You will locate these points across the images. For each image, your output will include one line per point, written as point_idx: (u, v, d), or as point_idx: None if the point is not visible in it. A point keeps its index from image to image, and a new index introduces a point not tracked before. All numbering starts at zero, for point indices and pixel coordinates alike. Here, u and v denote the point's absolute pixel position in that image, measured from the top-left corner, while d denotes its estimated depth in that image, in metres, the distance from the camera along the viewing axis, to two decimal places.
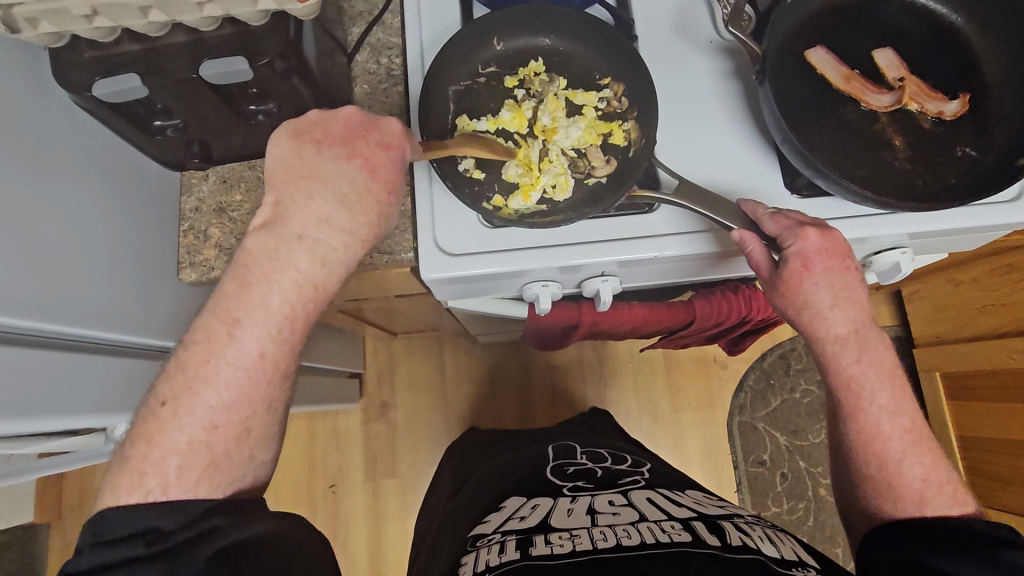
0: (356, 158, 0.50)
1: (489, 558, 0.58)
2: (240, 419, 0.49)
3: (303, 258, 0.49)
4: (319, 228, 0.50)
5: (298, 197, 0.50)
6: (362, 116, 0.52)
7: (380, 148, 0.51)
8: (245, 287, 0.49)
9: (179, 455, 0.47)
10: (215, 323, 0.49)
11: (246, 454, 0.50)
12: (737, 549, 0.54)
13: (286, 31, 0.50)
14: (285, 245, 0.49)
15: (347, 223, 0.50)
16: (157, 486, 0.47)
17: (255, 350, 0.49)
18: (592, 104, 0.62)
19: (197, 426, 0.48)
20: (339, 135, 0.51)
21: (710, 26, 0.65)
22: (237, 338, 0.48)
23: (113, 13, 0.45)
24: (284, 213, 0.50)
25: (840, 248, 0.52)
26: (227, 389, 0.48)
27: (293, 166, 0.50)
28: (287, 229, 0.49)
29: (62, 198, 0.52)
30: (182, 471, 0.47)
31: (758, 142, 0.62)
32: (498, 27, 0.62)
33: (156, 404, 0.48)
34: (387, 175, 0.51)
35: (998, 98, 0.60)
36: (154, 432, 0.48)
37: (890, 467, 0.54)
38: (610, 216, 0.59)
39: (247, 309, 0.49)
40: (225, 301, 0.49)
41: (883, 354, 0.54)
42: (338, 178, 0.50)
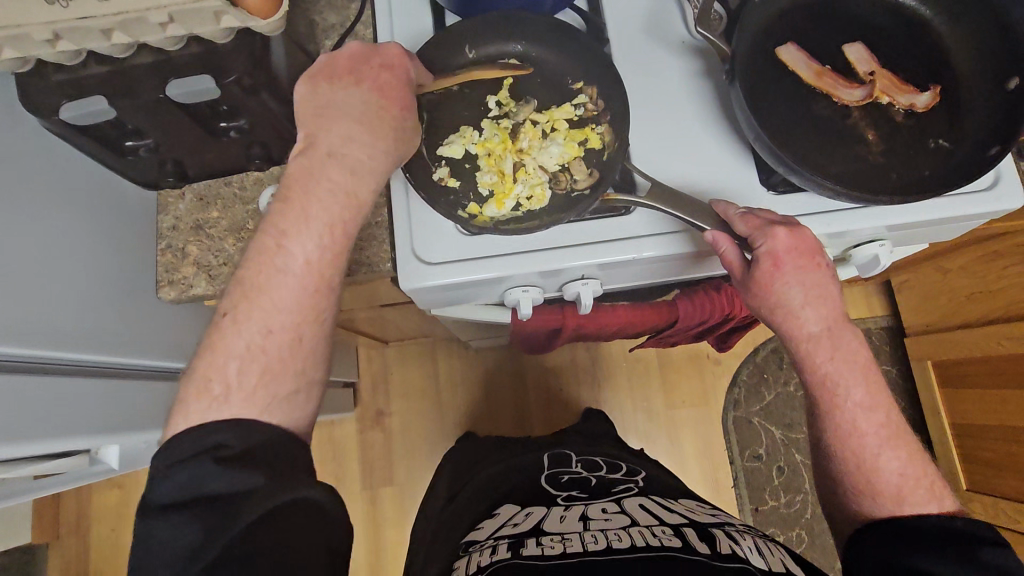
0: (364, 83, 0.52)
1: (480, 559, 0.59)
2: (293, 325, 0.49)
3: (335, 172, 0.50)
4: (346, 144, 0.50)
5: (323, 124, 0.51)
6: (362, 46, 0.53)
7: (384, 68, 0.53)
8: (286, 202, 0.50)
9: (239, 360, 0.48)
10: (264, 238, 0.50)
11: (300, 365, 0.49)
12: (726, 557, 0.54)
13: (253, 48, 0.51)
14: (318, 163, 0.50)
15: (369, 137, 0.50)
16: (221, 391, 0.47)
17: (302, 256, 0.49)
18: (568, 117, 0.62)
19: (255, 332, 0.48)
20: (344, 66, 0.52)
21: (682, 27, 0.65)
22: (287, 249, 0.49)
23: (75, 36, 0.45)
24: (313, 139, 0.51)
25: (809, 246, 0.52)
26: (283, 295, 0.49)
27: (312, 99, 0.52)
28: (317, 149, 0.50)
29: (33, 226, 0.52)
30: (243, 373, 0.47)
31: (733, 142, 0.62)
32: (470, 36, 0.62)
33: (218, 316, 0.49)
34: (397, 94, 0.52)
35: (968, 90, 0.61)
36: (216, 342, 0.48)
37: (868, 463, 0.54)
38: (586, 220, 0.60)
39: (290, 219, 0.49)
40: (275, 217, 0.50)
41: (857, 351, 0.54)
42: (354, 103, 0.51)
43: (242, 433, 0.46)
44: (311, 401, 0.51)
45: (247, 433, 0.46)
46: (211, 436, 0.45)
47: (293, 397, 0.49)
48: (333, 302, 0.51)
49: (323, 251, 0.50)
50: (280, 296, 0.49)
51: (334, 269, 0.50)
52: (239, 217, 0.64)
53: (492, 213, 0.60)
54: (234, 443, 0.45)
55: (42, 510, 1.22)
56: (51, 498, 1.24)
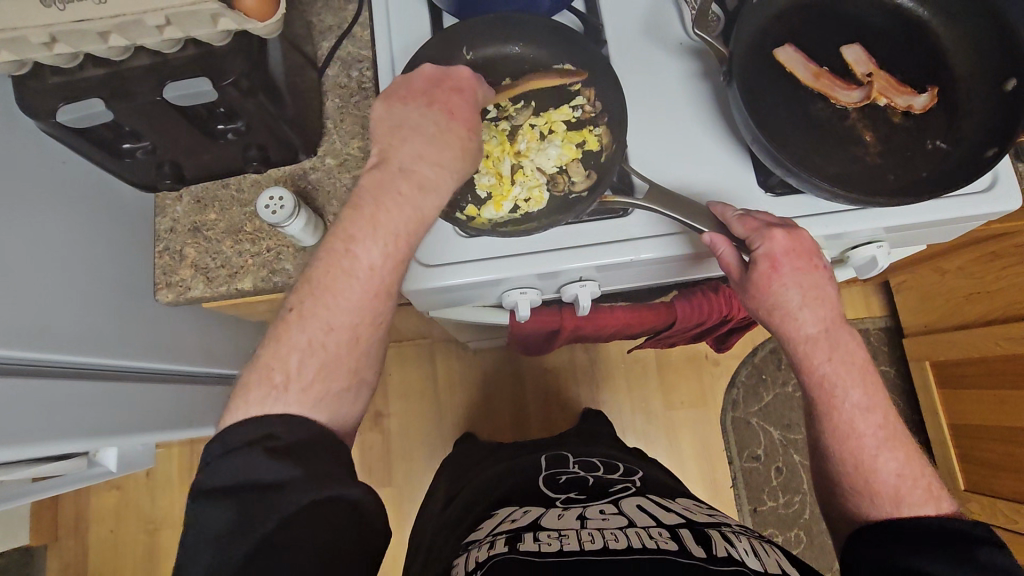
0: (436, 104, 0.52)
1: (479, 555, 0.59)
2: (353, 328, 0.50)
3: (403, 186, 0.50)
4: (415, 161, 0.51)
5: (394, 142, 0.52)
6: (434, 69, 0.54)
7: (454, 91, 0.53)
8: (355, 208, 0.50)
9: (303, 356, 0.48)
10: (333, 240, 0.50)
11: (354, 366, 0.50)
12: (721, 561, 0.54)
13: (250, 50, 0.51)
14: (389, 176, 0.50)
15: (437, 155, 0.51)
16: (283, 382, 0.47)
17: (368, 263, 0.49)
18: (566, 118, 0.62)
19: (320, 330, 0.49)
20: (418, 87, 0.53)
21: (680, 28, 0.65)
22: (355, 254, 0.49)
23: (72, 39, 0.45)
24: (386, 153, 0.52)
25: (806, 247, 0.52)
26: (346, 297, 0.49)
27: (386, 118, 0.52)
28: (389, 164, 0.51)
29: (29, 228, 0.51)
30: (305, 368, 0.48)
31: (730, 144, 0.62)
32: (468, 38, 0.62)
33: (284, 310, 0.50)
34: (466, 115, 0.53)
35: (965, 91, 0.61)
36: (282, 334, 0.49)
37: (865, 465, 0.54)
38: (584, 222, 0.60)
39: (360, 225, 0.49)
40: (344, 222, 0.50)
41: (854, 352, 0.54)
42: (424, 123, 0.51)
43: (294, 427, 0.46)
44: (354, 401, 0.51)
45: (296, 426, 0.46)
46: (263, 427, 0.45)
47: (343, 396, 0.50)
48: (389, 309, 0.51)
49: (387, 258, 0.50)
50: (346, 297, 0.49)
51: (396, 276, 0.51)
52: (236, 219, 0.64)
53: (490, 215, 0.60)
54: (284, 435, 0.45)
55: (41, 512, 1.22)
56: (49, 500, 1.23)
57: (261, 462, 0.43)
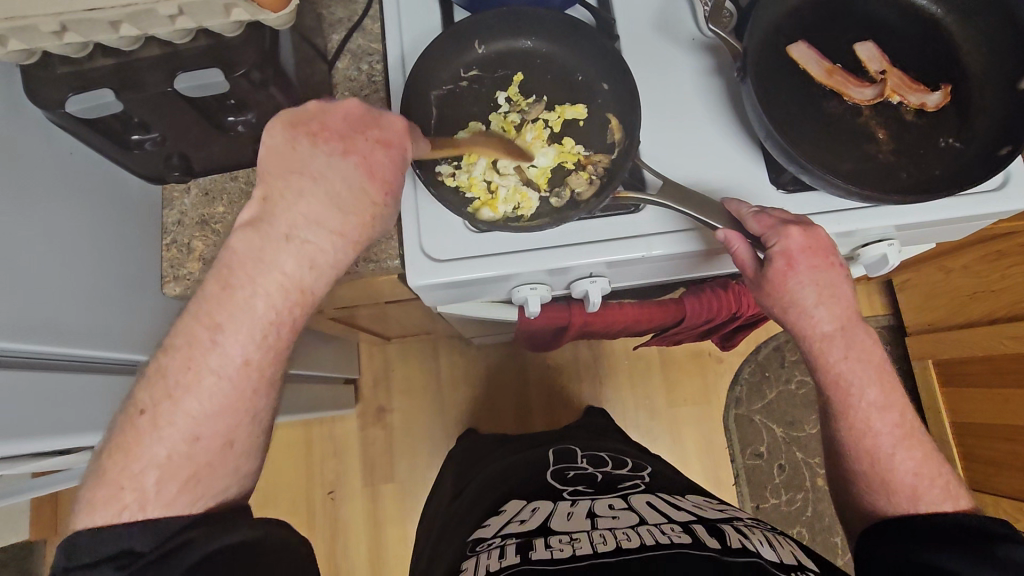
0: (352, 155, 0.47)
1: (489, 562, 0.58)
2: (221, 430, 0.46)
3: (291, 262, 0.46)
4: (309, 228, 0.46)
5: (287, 194, 0.46)
6: (363, 110, 0.48)
7: (379, 145, 0.47)
8: (227, 289, 0.46)
9: (157, 469, 0.45)
10: (196, 327, 0.46)
11: (229, 466, 0.47)
12: (736, 553, 0.54)
13: (262, 42, 0.50)
14: (271, 247, 0.46)
15: (338, 222, 0.46)
16: (135, 501, 0.45)
17: (240, 356, 0.46)
18: (581, 117, 0.62)
19: (177, 438, 0.45)
20: (335, 129, 0.47)
21: (692, 23, 0.65)
22: (222, 346, 0.46)
23: (83, 29, 0.44)
24: (273, 209, 0.46)
25: (823, 244, 0.52)
26: (210, 397, 0.46)
27: (285, 159, 0.46)
28: (273, 228, 0.46)
29: (40, 221, 0.51)
30: (161, 483, 0.45)
31: (743, 139, 0.62)
32: (480, 31, 0.62)
33: (136, 412, 0.46)
34: (385, 176, 0.48)
35: (978, 89, 0.60)
36: (133, 444, 0.45)
37: (882, 463, 0.54)
38: (597, 218, 0.59)
39: (230, 313, 0.46)
40: (212, 305, 0.46)
41: (870, 350, 0.54)
42: (332, 176, 0.46)
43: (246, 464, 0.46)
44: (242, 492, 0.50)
45: None
46: None
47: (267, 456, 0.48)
48: (271, 399, 0.49)
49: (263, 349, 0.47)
50: (207, 396, 0.46)
51: (274, 367, 0.48)
52: None
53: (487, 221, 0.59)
54: None
55: (41, 507, 1.22)
56: (50, 494, 1.23)
57: None
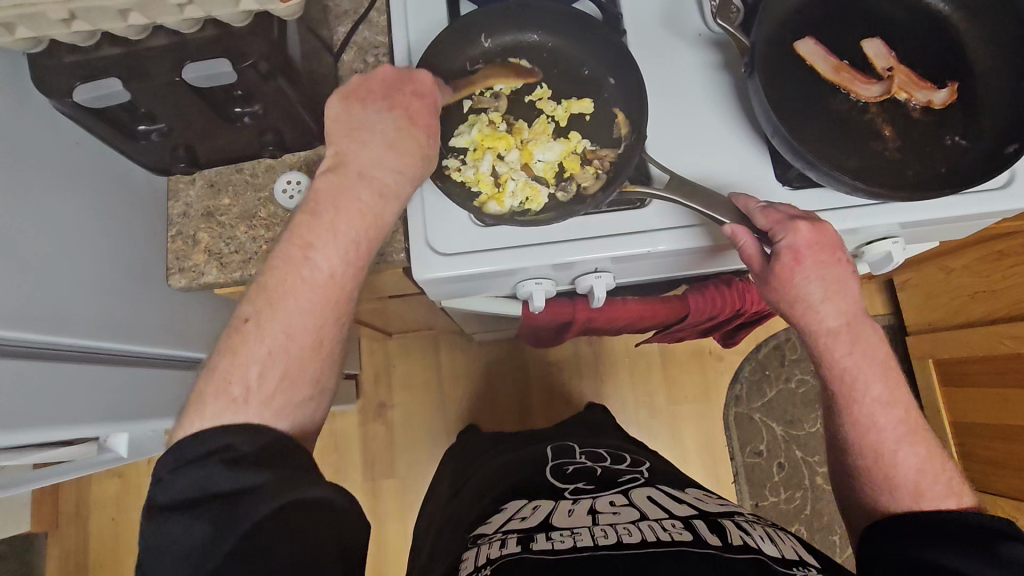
0: (397, 108, 0.51)
1: (490, 553, 0.58)
2: (315, 333, 0.50)
3: (363, 195, 0.50)
4: (374, 169, 0.50)
5: (353, 144, 0.51)
6: (397, 71, 0.53)
7: (416, 95, 0.52)
8: (313, 216, 0.50)
9: (261, 364, 0.48)
10: (289, 247, 0.50)
11: (316, 374, 0.51)
12: (738, 549, 0.54)
13: (270, 32, 0.50)
14: (328, 199, 0.50)
15: (396, 162, 0.51)
16: (242, 392, 0.47)
17: (326, 270, 0.49)
18: (588, 111, 0.62)
19: (277, 337, 0.49)
20: (378, 89, 0.52)
21: (699, 19, 0.65)
22: (314, 261, 0.49)
23: (91, 17, 0.44)
24: (344, 159, 0.51)
25: (830, 240, 0.52)
26: (303, 304, 0.49)
27: (345, 120, 0.51)
28: (348, 169, 0.50)
29: (46, 212, 0.51)
30: (264, 376, 0.48)
31: (749, 134, 0.62)
32: (486, 24, 0.62)
33: (239, 320, 0.49)
34: (428, 120, 0.52)
35: (985, 86, 0.61)
36: (237, 345, 0.49)
37: (885, 458, 0.55)
38: (603, 213, 0.59)
39: (318, 231, 0.49)
40: (302, 228, 0.50)
41: (876, 346, 0.54)
42: (385, 127, 0.51)
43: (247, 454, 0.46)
44: None
45: None
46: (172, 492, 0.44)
47: None
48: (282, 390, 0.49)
49: (345, 266, 0.50)
50: (301, 304, 0.49)
51: (354, 283, 0.51)
52: (250, 205, 0.64)
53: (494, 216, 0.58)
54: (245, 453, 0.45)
55: (41, 499, 1.22)
56: (50, 487, 1.23)
57: (222, 473, 0.44)
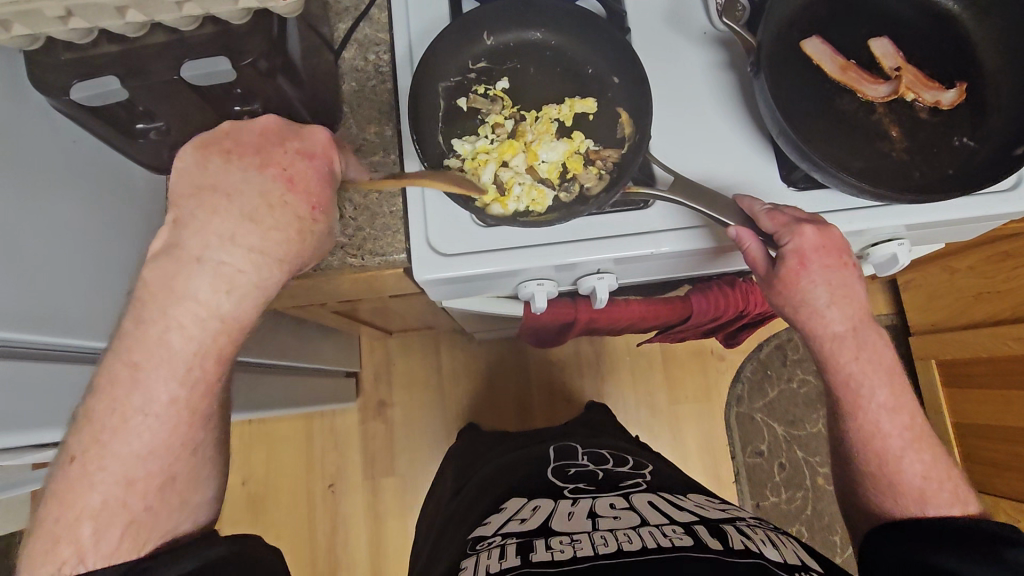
0: (270, 168, 0.45)
1: (489, 563, 0.57)
2: (160, 470, 0.45)
3: (203, 285, 0.43)
4: (223, 247, 0.43)
5: (199, 213, 0.43)
6: (279, 124, 0.47)
7: (301, 156, 0.46)
8: (143, 325, 0.43)
9: (94, 518, 0.43)
10: (119, 367, 0.43)
11: (176, 500, 0.47)
12: (739, 554, 0.54)
13: (269, 30, 0.49)
14: (183, 272, 0.43)
15: (258, 240, 0.44)
16: (72, 554, 0.43)
17: (166, 395, 0.44)
18: (592, 110, 0.61)
19: (111, 484, 0.44)
20: (250, 144, 0.45)
21: (704, 17, 0.64)
22: (146, 385, 0.43)
23: (89, 14, 0.43)
24: (183, 232, 0.43)
25: (837, 243, 0.52)
26: (140, 441, 0.44)
27: (195, 180, 0.44)
28: (183, 251, 0.43)
29: (44, 212, 0.50)
30: (99, 533, 0.43)
31: (753, 135, 0.61)
32: (489, 22, 0.61)
33: (66, 459, 0.44)
34: (309, 185, 0.46)
35: (994, 87, 0.60)
36: (66, 494, 0.43)
37: (890, 465, 0.54)
38: (605, 214, 0.58)
39: (150, 351, 0.43)
40: (132, 342, 0.43)
41: (882, 350, 0.54)
42: (251, 191, 0.44)
43: None
44: None
45: None
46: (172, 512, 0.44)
47: None
48: None
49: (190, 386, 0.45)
50: (140, 438, 0.44)
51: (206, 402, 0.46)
52: None
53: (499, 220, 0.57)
54: None
55: None
56: None
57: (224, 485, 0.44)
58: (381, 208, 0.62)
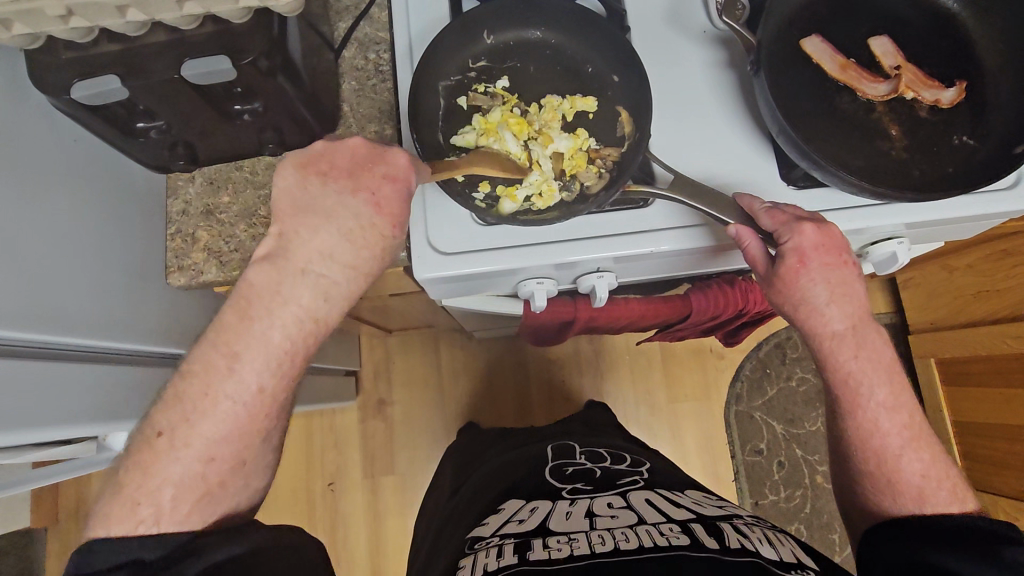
0: (361, 192, 0.46)
1: (487, 562, 0.57)
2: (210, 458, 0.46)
3: (306, 294, 0.46)
4: (323, 263, 0.46)
5: (302, 230, 0.46)
6: (368, 145, 0.47)
7: (386, 180, 0.47)
8: (243, 319, 0.45)
9: (170, 492, 0.45)
10: (213, 354, 0.45)
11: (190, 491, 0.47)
12: (737, 552, 0.54)
13: (270, 29, 0.49)
14: (280, 280, 0.46)
15: (351, 257, 0.46)
16: (122, 536, 0.44)
17: (254, 384, 0.46)
18: (592, 109, 0.61)
19: (191, 461, 0.45)
20: (345, 168, 0.47)
21: (703, 16, 0.64)
22: (239, 374, 0.45)
23: (89, 12, 0.43)
24: (288, 245, 0.46)
25: (836, 242, 0.52)
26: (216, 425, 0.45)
27: (299, 200, 0.47)
28: (289, 262, 0.46)
29: (43, 211, 0.50)
30: (175, 505, 0.45)
31: (752, 133, 0.61)
32: (489, 21, 0.61)
33: (143, 437, 0.45)
34: (393, 208, 0.47)
35: (993, 85, 0.60)
36: (136, 471, 0.45)
37: (889, 464, 0.55)
38: (604, 213, 0.59)
39: (246, 341, 0.45)
40: (230, 333, 0.45)
41: (881, 349, 0.54)
42: (343, 213, 0.46)
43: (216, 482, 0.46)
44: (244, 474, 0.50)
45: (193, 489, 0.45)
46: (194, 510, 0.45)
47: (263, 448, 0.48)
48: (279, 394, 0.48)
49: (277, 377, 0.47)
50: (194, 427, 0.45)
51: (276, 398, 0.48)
52: (250, 203, 0.64)
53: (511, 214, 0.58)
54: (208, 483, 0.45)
55: (41, 496, 1.22)
56: (50, 485, 1.23)
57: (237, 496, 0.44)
58: None
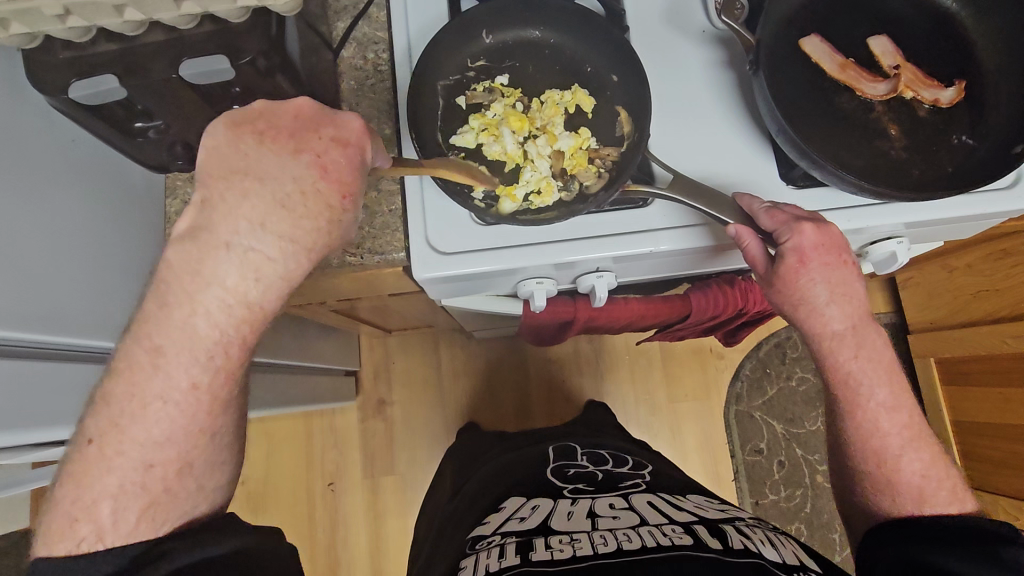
0: (304, 154, 0.43)
1: (489, 562, 0.57)
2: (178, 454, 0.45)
3: (232, 272, 0.42)
4: (255, 234, 0.42)
5: (230, 195, 0.42)
6: (315, 108, 0.45)
7: (334, 143, 0.44)
8: (165, 310, 0.43)
9: (110, 500, 0.44)
10: (138, 351, 0.44)
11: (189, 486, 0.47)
12: (739, 553, 0.54)
13: (268, 28, 0.49)
14: (210, 254, 0.42)
15: (288, 228, 0.43)
16: (87, 535, 0.43)
17: (186, 381, 0.44)
18: (591, 109, 0.61)
19: (129, 468, 0.44)
20: (286, 128, 0.44)
21: (703, 15, 0.64)
22: (166, 371, 0.43)
23: (87, 12, 0.43)
24: (214, 215, 0.42)
25: (836, 241, 0.52)
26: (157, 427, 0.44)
27: (229, 160, 0.43)
28: (215, 236, 0.42)
29: (43, 212, 0.50)
30: (116, 514, 0.44)
31: (753, 133, 0.61)
32: (488, 20, 0.61)
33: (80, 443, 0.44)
34: (342, 176, 0.44)
35: (993, 85, 0.60)
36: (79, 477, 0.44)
37: (889, 464, 0.55)
38: (604, 213, 0.59)
39: (170, 335, 0.43)
40: (151, 326, 0.43)
41: (882, 349, 0.54)
42: (283, 176, 0.43)
43: None
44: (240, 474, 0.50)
45: None
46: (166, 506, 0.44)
47: None
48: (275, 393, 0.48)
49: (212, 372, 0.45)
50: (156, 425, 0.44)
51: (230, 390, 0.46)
52: None
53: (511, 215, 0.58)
54: None
55: (40, 496, 1.22)
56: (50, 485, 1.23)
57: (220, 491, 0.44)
58: (380, 207, 0.62)
